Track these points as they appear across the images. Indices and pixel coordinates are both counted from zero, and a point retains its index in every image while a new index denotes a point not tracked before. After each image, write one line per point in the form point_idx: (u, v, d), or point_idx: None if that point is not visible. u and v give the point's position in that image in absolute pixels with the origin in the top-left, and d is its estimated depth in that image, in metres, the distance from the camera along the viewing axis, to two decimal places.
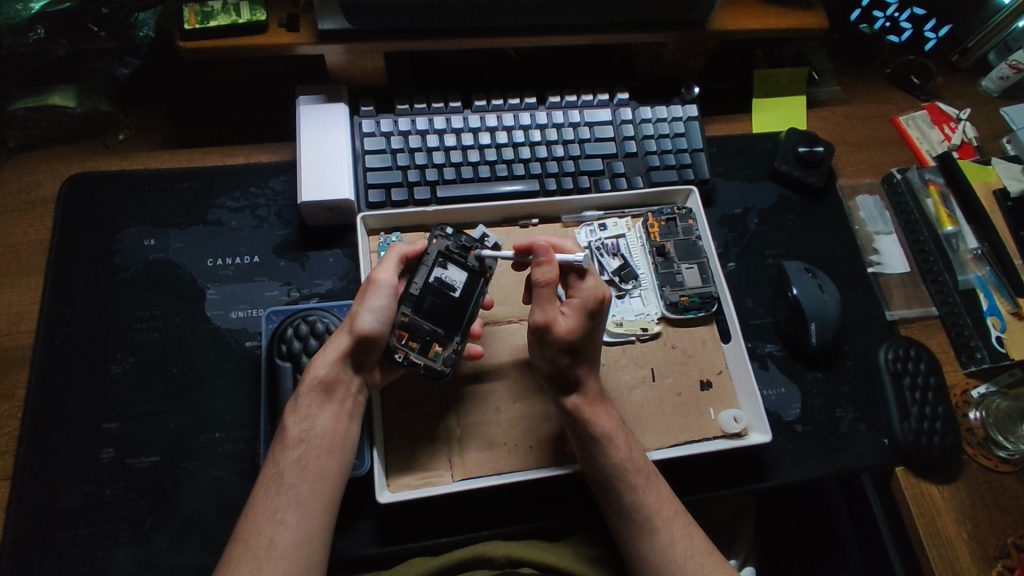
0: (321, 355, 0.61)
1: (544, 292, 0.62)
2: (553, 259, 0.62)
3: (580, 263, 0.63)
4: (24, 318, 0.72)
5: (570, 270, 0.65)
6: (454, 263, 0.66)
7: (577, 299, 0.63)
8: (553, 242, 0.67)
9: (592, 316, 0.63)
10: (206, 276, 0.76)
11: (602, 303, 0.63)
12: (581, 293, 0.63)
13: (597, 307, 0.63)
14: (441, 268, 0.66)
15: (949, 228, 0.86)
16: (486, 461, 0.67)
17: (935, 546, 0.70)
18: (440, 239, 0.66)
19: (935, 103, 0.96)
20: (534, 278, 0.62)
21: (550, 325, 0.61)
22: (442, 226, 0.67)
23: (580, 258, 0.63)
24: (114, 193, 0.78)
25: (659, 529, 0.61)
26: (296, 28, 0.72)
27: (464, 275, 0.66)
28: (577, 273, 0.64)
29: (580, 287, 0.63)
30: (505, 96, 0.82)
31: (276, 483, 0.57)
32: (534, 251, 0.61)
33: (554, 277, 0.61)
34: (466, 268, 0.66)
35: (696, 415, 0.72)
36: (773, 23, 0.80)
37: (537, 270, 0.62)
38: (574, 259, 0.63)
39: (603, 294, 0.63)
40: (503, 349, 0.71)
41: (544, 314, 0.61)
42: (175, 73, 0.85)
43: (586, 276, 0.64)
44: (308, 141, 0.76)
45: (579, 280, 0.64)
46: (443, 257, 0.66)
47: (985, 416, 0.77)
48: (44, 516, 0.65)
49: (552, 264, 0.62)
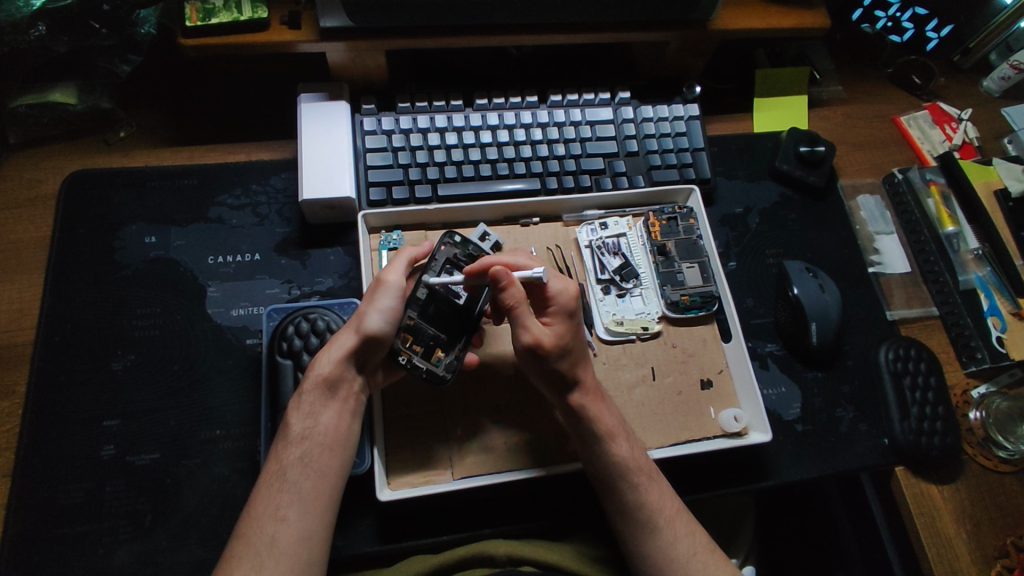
0: (326, 353, 0.61)
1: (520, 312, 0.61)
2: (513, 279, 0.61)
3: (539, 277, 0.62)
4: (24, 315, 0.72)
5: (534, 283, 0.64)
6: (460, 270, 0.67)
7: (553, 305, 0.63)
8: (509, 263, 0.65)
9: (572, 317, 0.63)
10: (207, 274, 0.76)
11: (577, 300, 0.64)
12: (555, 299, 0.63)
13: (573, 306, 0.63)
14: (447, 274, 0.67)
15: (950, 228, 0.86)
16: (486, 460, 0.67)
17: (935, 546, 0.70)
18: (448, 246, 0.68)
19: (936, 103, 0.96)
20: (504, 304, 0.62)
21: (539, 341, 0.61)
22: (450, 234, 0.69)
23: (538, 270, 0.62)
24: (115, 189, 0.78)
25: (661, 528, 0.61)
26: (297, 26, 0.72)
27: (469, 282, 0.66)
28: (540, 284, 0.64)
29: (551, 294, 0.63)
30: (505, 95, 0.82)
31: (279, 479, 0.57)
32: (493, 278, 0.61)
33: (522, 296, 0.61)
34: None
35: (696, 415, 0.72)
36: (775, 22, 0.80)
37: (502, 296, 0.61)
38: (534, 274, 0.62)
39: (575, 290, 0.64)
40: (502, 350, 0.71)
41: (529, 333, 0.61)
42: (175, 70, 0.85)
43: (549, 281, 0.63)
44: (308, 137, 0.76)
45: (546, 288, 0.64)
46: (450, 265, 0.68)
47: (985, 416, 0.77)
48: (44, 513, 0.65)
49: (514, 283, 0.61)
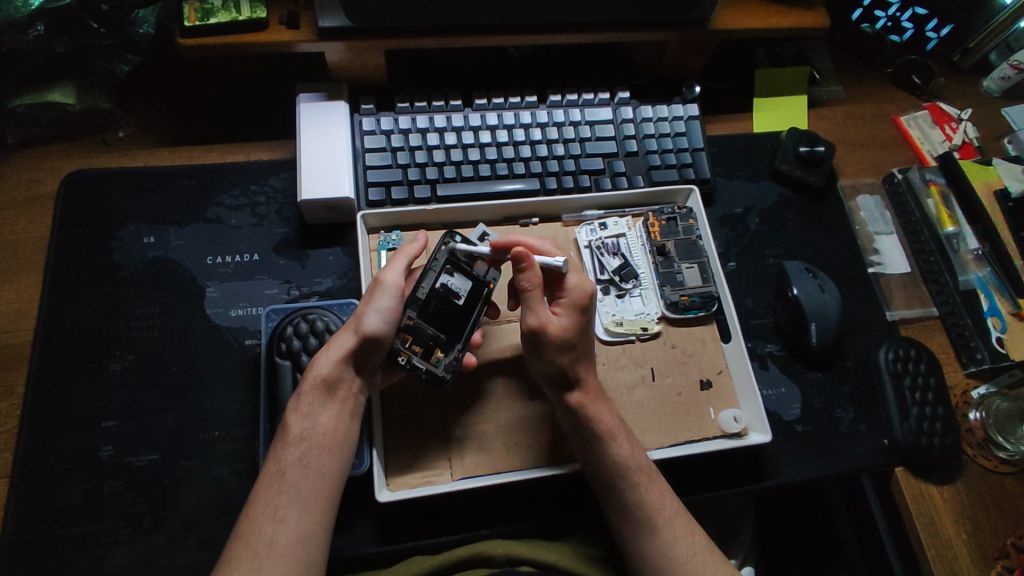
0: (325, 353, 0.61)
1: (532, 296, 0.62)
2: (534, 263, 0.62)
3: (558, 265, 0.63)
4: (23, 315, 0.72)
5: (553, 271, 0.65)
6: (460, 271, 0.67)
7: (565, 298, 0.63)
8: (532, 246, 0.67)
9: (583, 312, 0.63)
10: (206, 274, 0.76)
11: (591, 298, 0.64)
12: (568, 292, 0.63)
13: (586, 302, 0.63)
14: (448, 275, 0.66)
15: (950, 229, 0.86)
16: (486, 461, 0.67)
17: (935, 547, 0.70)
18: (449, 246, 0.67)
19: (937, 103, 0.95)
20: (520, 285, 0.63)
21: (543, 327, 0.61)
22: (450, 232, 0.67)
23: (560, 259, 0.63)
24: (114, 189, 0.78)
25: (660, 528, 0.61)
26: (296, 26, 0.72)
27: (468, 283, 0.66)
28: (560, 273, 0.64)
29: (566, 286, 0.64)
30: (505, 95, 0.82)
31: (278, 480, 0.57)
32: (514, 257, 0.62)
33: (539, 281, 0.62)
34: (472, 276, 0.67)
35: (696, 415, 0.72)
36: (775, 22, 0.80)
37: (520, 276, 0.62)
38: (555, 261, 0.63)
39: (590, 288, 0.64)
40: (501, 349, 0.71)
41: (536, 317, 0.62)
42: (174, 70, 0.85)
43: (569, 273, 0.64)
44: (308, 137, 0.76)
45: (564, 279, 0.64)
46: (450, 265, 0.67)
47: (985, 417, 0.77)
48: (42, 513, 0.64)
49: (534, 266, 0.62)
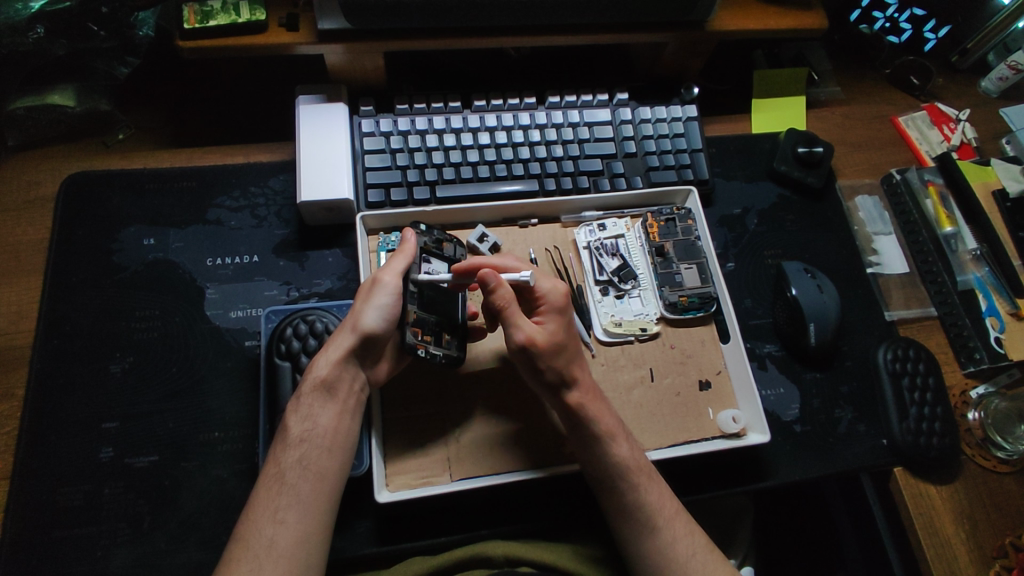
0: (324, 354, 0.61)
1: (511, 311, 0.62)
2: (502, 280, 0.62)
3: (527, 279, 0.63)
4: (23, 317, 0.72)
5: (524, 286, 0.66)
6: (435, 256, 0.69)
7: (543, 306, 0.65)
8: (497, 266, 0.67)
9: (564, 314, 0.65)
10: (206, 275, 0.76)
11: (567, 297, 0.66)
12: (546, 298, 0.65)
13: (564, 303, 0.65)
14: (426, 262, 0.68)
15: (949, 229, 0.86)
16: (485, 461, 0.67)
17: (934, 547, 0.70)
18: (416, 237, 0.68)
19: (935, 104, 0.96)
20: (495, 303, 0.62)
21: (533, 338, 0.61)
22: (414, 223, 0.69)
23: (526, 272, 0.64)
24: (114, 192, 0.78)
25: (660, 528, 0.61)
26: (295, 28, 0.72)
27: (444, 264, 0.70)
28: (529, 286, 0.65)
29: (542, 294, 0.65)
30: (504, 96, 0.82)
31: (277, 483, 0.57)
32: (481, 280, 0.62)
33: (513, 295, 0.62)
34: (445, 258, 0.70)
35: (695, 415, 0.72)
36: (773, 23, 0.80)
37: (493, 297, 0.62)
38: (522, 276, 0.63)
39: (564, 288, 0.66)
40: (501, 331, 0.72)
41: (523, 330, 0.61)
42: (174, 72, 0.85)
43: (540, 281, 0.65)
44: (307, 139, 0.76)
45: (537, 288, 0.65)
46: (425, 253, 0.68)
47: (984, 417, 0.77)
48: (43, 515, 0.65)
49: (502, 283, 0.62)
